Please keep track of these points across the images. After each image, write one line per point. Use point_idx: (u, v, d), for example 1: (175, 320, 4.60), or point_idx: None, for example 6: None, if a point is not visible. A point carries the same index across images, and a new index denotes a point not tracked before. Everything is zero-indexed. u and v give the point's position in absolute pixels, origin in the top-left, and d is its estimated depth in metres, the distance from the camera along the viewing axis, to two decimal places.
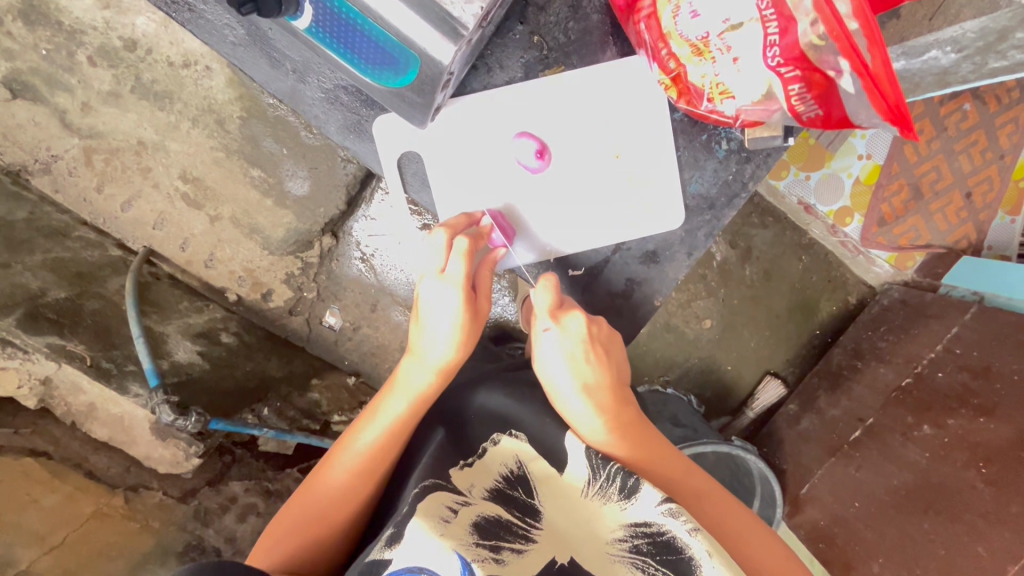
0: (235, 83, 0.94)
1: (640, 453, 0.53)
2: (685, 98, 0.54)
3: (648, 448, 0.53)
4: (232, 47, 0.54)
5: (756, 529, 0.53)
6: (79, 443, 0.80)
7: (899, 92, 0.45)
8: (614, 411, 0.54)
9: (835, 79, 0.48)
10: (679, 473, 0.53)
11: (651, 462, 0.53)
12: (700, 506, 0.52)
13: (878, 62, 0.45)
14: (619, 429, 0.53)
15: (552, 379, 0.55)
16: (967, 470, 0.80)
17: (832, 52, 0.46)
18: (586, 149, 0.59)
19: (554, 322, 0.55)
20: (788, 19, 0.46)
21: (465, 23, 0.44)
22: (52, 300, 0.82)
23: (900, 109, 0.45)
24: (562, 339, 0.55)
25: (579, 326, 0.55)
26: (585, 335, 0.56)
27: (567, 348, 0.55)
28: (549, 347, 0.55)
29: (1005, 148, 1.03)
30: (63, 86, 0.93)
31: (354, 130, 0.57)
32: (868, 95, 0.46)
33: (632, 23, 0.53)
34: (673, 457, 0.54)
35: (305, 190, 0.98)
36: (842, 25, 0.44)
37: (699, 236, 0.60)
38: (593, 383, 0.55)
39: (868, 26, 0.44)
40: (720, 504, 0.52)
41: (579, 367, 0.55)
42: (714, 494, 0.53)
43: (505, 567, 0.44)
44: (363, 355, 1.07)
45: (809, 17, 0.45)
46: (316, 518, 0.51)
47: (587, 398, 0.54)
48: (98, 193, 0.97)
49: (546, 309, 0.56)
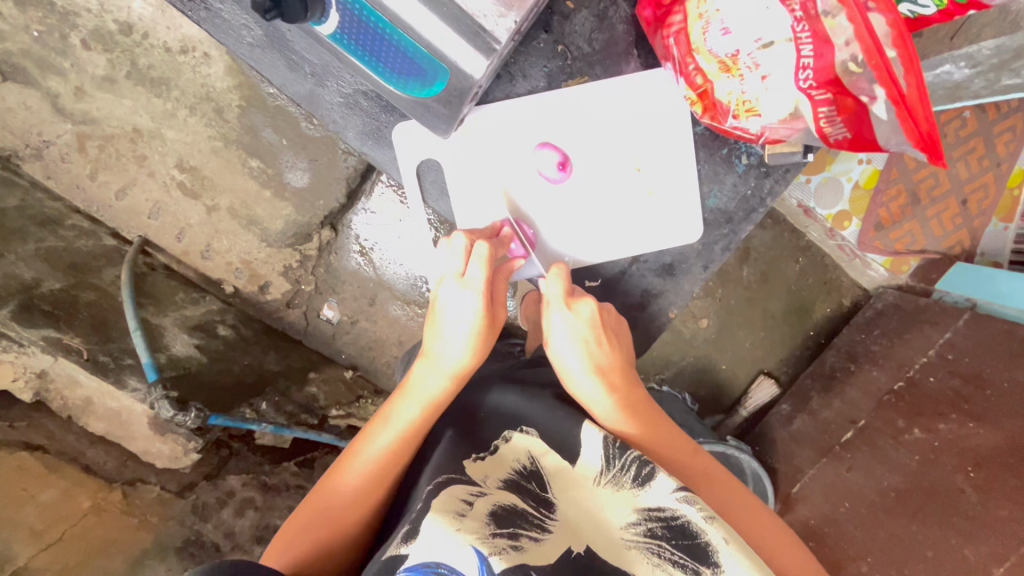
0: (234, 70, 0.92)
1: (649, 434, 0.54)
2: (710, 113, 0.55)
3: (656, 429, 0.54)
4: (249, 48, 0.53)
5: (762, 510, 0.54)
6: (76, 437, 0.79)
7: (932, 120, 0.44)
8: (624, 389, 0.55)
9: (868, 104, 0.47)
10: (686, 455, 0.54)
11: (658, 443, 0.54)
12: (705, 484, 0.53)
13: (914, 92, 0.44)
14: (629, 410, 0.54)
15: (563, 361, 0.55)
16: (955, 474, 0.82)
17: (868, 80, 0.45)
18: (608, 161, 0.59)
19: (565, 309, 0.55)
20: (824, 43, 0.45)
21: (499, 37, 0.45)
22: (47, 291, 0.80)
23: (932, 138, 0.45)
24: (573, 325, 0.55)
25: (590, 312, 0.55)
26: (597, 321, 0.55)
27: (578, 333, 0.55)
28: (560, 334, 0.55)
29: (1002, 156, 1.03)
30: (56, 69, 0.90)
31: (373, 136, 0.57)
32: (901, 121, 0.45)
33: (661, 36, 0.54)
34: (681, 437, 0.55)
35: (304, 182, 0.96)
36: (882, 55, 0.43)
37: (716, 249, 0.60)
38: (604, 366, 0.55)
39: (907, 54, 0.43)
40: (726, 486, 0.53)
41: (592, 352, 0.55)
42: (721, 475, 0.54)
43: (524, 554, 0.44)
44: (360, 349, 1.07)
45: (844, 40, 0.44)
46: (329, 521, 0.51)
47: (599, 378, 0.54)
48: (92, 180, 0.95)
49: (558, 297, 0.55)
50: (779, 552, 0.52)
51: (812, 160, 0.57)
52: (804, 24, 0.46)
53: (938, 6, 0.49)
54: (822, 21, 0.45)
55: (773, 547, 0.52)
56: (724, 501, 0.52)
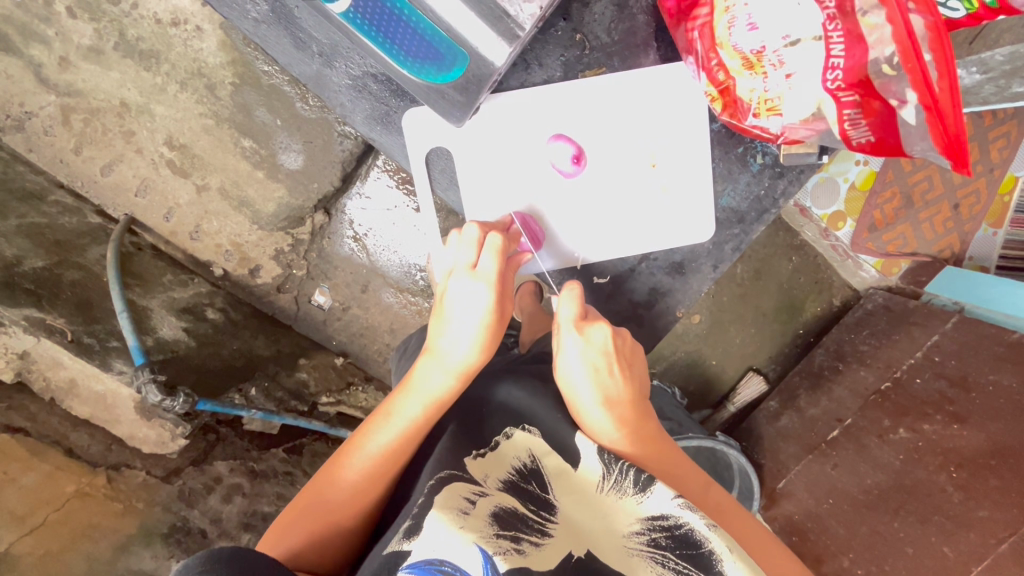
0: (227, 46, 0.89)
1: (660, 467, 0.53)
2: (730, 110, 0.53)
3: (666, 461, 0.53)
4: (255, 23, 0.52)
5: (772, 542, 0.53)
6: (58, 419, 0.77)
7: (960, 124, 0.44)
8: (634, 422, 0.54)
9: (896, 108, 0.47)
10: (696, 485, 0.53)
11: (671, 475, 0.53)
12: (717, 516, 0.52)
13: (946, 94, 0.44)
14: (638, 442, 0.53)
15: (572, 389, 0.54)
16: (938, 474, 0.83)
17: (900, 83, 0.45)
18: (623, 156, 0.59)
19: (577, 334, 0.55)
20: (857, 40, 0.46)
21: (522, 23, 0.45)
22: (29, 269, 0.78)
23: (960, 142, 0.44)
24: (584, 351, 0.54)
25: (603, 338, 0.55)
26: (609, 347, 0.55)
27: (589, 358, 0.54)
28: (573, 361, 0.54)
29: (995, 162, 1.04)
30: (40, 37, 0.87)
31: (381, 121, 0.56)
32: (931, 126, 0.45)
33: (683, 29, 0.53)
34: (694, 470, 0.54)
35: (298, 164, 0.94)
36: (919, 58, 0.43)
37: (726, 249, 0.60)
38: (614, 397, 0.54)
39: (943, 58, 0.43)
40: (737, 519, 0.53)
41: (602, 381, 0.54)
42: (730, 505, 0.54)
43: (526, 558, 0.44)
44: (351, 336, 1.05)
45: (880, 45, 0.45)
46: (324, 515, 0.50)
47: (608, 411, 0.53)
48: (76, 155, 0.92)
49: (570, 320, 0.55)
50: None
51: (827, 162, 0.56)
52: (838, 22, 0.46)
53: (968, 9, 0.49)
54: (856, 19, 0.45)
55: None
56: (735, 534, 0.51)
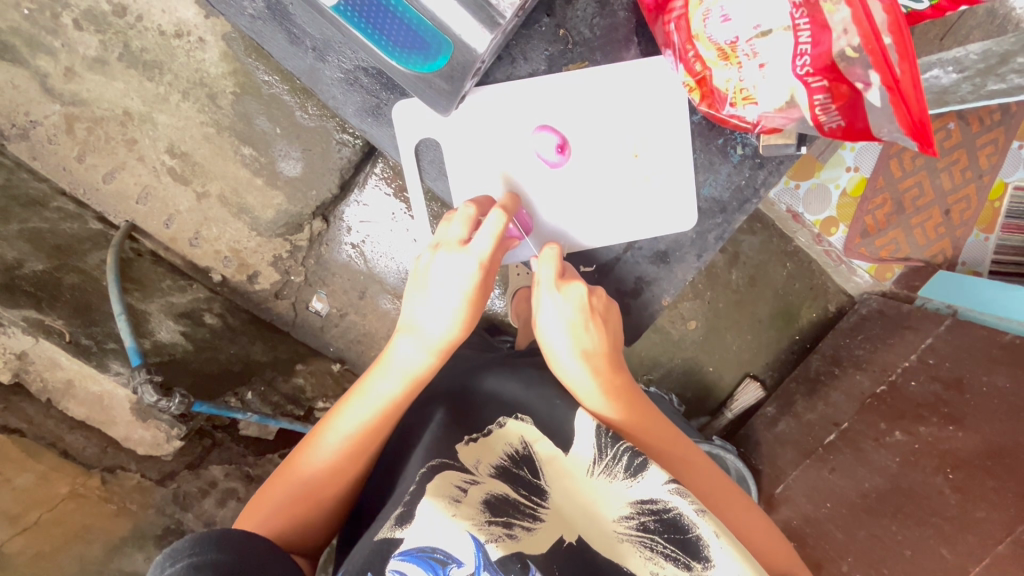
0: (228, 57, 0.91)
1: (631, 419, 0.54)
2: (708, 101, 0.55)
3: (639, 413, 0.55)
4: (251, 19, 0.53)
5: (743, 504, 0.54)
6: (54, 422, 0.78)
7: (923, 107, 0.46)
8: (609, 375, 0.56)
9: (862, 91, 0.48)
10: (666, 437, 0.55)
11: (640, 423, 0.54)
12: (684, 470, 0.54)
13: (908, 77, 0.46)
14: (612, 392, 0.55)
15: (549, 342, 0.56)
16: (935, 476, 0.82)
17: (863, 65, 0.47)
18: (607, 148, 0.61)
19: (555, 291, 0.56)
20: (821, 28, 0.47)
21: (502, 11, 0.48)
22: (30, 272, 0.79)
23: (923, 124, 0.46)
24: (562, 307, 0.56)
25: (580, 295, 0.56)
26: (586, 304, 0.56)
27: (567, 315, 0.56)
28: (550, 317, 0.56)
29: (984, 168, 1.06)
30: (46, 49, 0.89)
31: (372, 114, 0.57)
32: (894, 109, 0.47)
33: (661, 22, 0.54)
34: (666, 425, 0.56)
35: (297, 172, 0.96)
36: (879, 40, 0.45)
37: (709, 239, 0.61)
38: (591, 350, 0.56)
39: (902, 41, 0.45)
40: (705, 472, 0.54)
41: (579, 335, 0.55)
42: (700, 462, 0.55)
43: (520, 542, 0.44)
44: (348, 343, 1.06)
45: (845, 32, 0.46)
46: (303, 496, 0.51)
47: (584, 362, 0.55)
48: (78, 162, 0.94)
49: (550, 278, 0.56)
50: (756, 542, 0.52)
51: (805, 153, 0.58)
52: (803, 10, 0.47)
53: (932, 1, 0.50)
54: (820, 6, 0.47)
55: (751, 537, 0.52)
56: (701, 486, 0.53)
